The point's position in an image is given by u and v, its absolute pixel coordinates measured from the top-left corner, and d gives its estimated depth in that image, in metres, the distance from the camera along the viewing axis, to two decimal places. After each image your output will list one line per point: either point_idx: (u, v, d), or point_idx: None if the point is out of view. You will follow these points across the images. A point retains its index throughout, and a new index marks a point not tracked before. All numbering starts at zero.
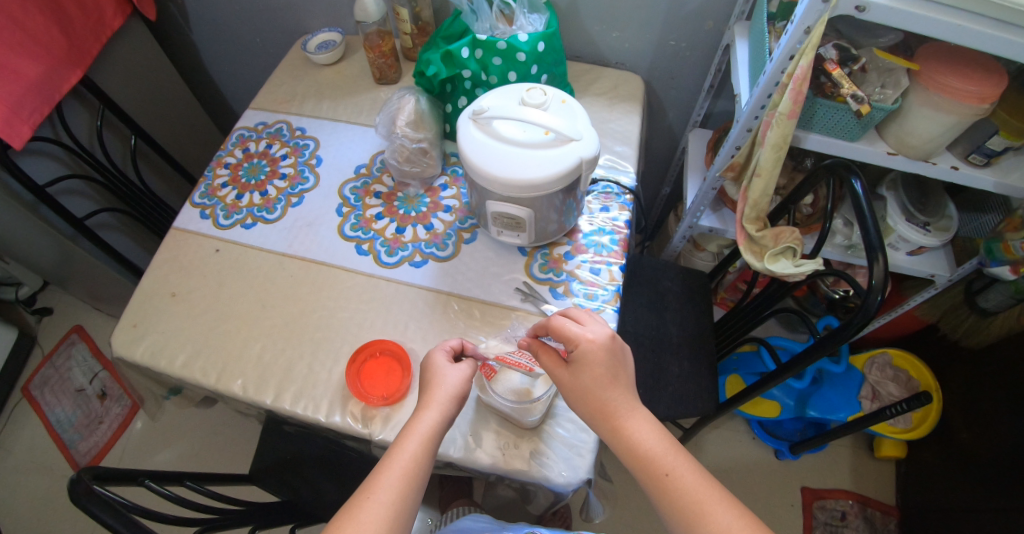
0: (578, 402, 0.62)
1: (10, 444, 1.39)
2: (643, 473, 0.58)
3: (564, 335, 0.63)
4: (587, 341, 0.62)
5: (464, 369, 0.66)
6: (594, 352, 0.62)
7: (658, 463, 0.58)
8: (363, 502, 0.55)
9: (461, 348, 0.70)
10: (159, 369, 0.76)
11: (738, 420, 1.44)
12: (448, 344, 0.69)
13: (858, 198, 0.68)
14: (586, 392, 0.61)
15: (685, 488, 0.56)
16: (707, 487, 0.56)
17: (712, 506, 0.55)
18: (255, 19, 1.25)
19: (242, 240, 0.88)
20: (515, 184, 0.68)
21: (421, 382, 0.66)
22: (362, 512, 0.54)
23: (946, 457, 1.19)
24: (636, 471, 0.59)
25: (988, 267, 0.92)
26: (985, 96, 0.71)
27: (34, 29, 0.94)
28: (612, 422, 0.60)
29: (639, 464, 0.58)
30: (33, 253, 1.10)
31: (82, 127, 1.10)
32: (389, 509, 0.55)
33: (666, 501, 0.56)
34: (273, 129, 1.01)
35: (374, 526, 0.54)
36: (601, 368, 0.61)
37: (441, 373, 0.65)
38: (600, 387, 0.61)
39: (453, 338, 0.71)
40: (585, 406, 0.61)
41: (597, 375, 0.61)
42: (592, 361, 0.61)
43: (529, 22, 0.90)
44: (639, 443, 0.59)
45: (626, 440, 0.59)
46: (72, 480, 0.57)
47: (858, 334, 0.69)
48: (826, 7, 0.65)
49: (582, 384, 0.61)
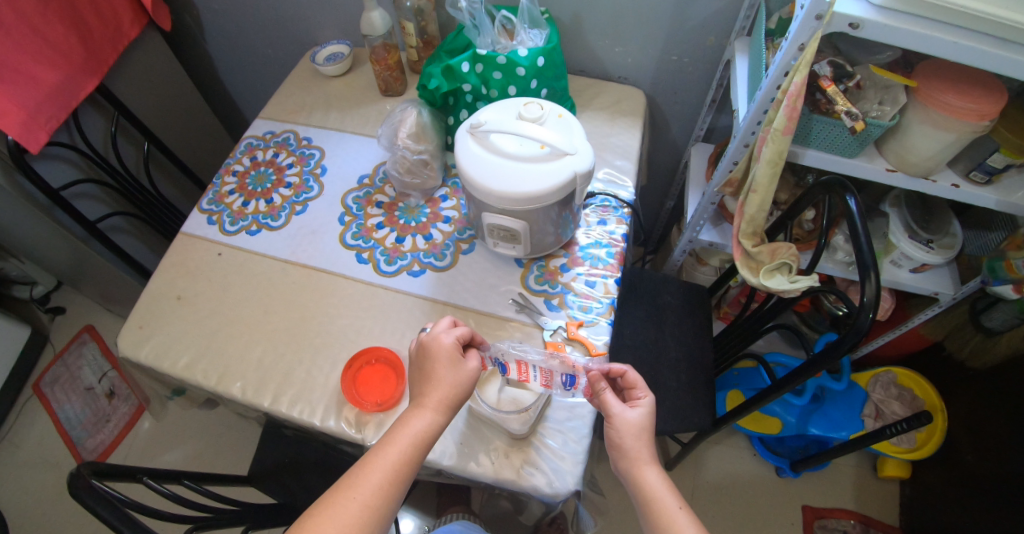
0: (611, 439, 0.64)
1: (21, 439, 1.42)
2: (652, 516, 0.59)
3: (631, 381, 0.67)
4: (643, 394, 0.66)
5: (462, 367, 0.64)
6: (645, 408, 0.65)
7: (668, 512, 0.59)
8: (346, 499, 0.56)
9: (471, 338, 0.68)
10: (162, 370, 0.78)
11: (740, 437, 1.43)
12: (460, 331, 0.67)
13: (852, 216, 0.69)
14: (630, 432, 0.63)
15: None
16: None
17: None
18: (267, 30, 1.28)
19: (247, 247, 0.90)
20: (510, 197, 0.70)
21: (422, 370, 0.65)
22: (344, 509, 0.55)
23: (951, 479, 1.17)
24: (643, 517, 0.60)
25: (991, 286, 0.91)
26: (984, 113, 0.71)
27: (54, 39, 0.98)
28: (636, 463, 0.62)
29: (646, 509, 0.60)
30: (48, 254, 1.13)
31: (98, 133, 1.13)
32: (368, 510, 0.55)
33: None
34: (280, 138, 1.03)
35: (353, 524, 0.54)
36: (646, 418, 0.64)
37: (442, 369, 0.64)
38: (642, 432, 0.63)
39: (465, 327, 0.68)
40: (620, 445, 0.63)
41: (642, 422, 0.63)
42: (644, 409, 0.64)
43: (530, 37, 0.91)
44: (655, 489, 0.60)
45: (643, 485, 0.61)
46: (72, 474, 0.59)
47: (851, 352, 0.69)
48: (819, 24, 0.65)
49: (640, 423, 0.63)
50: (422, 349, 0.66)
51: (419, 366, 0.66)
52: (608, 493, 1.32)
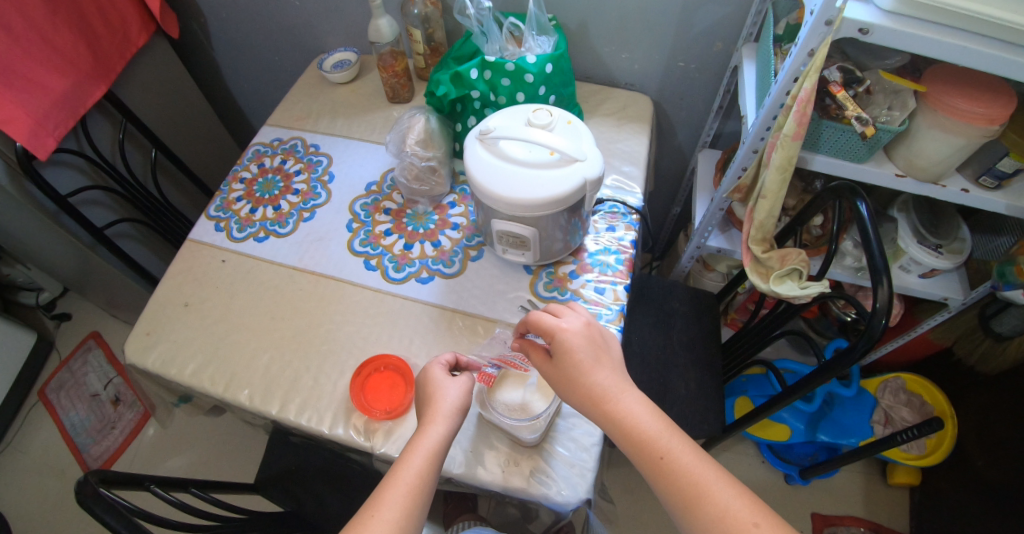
0: (568, 393, 0.62)
1: (25, 446, 1.42)
2: (638, 456, 0.57)
3: (542, 327, 0.64)
4: (563, 331, 0.63)
5: (460, 383, 0.66)
6: (573, 339, 0.62)
7: (653, 445, 0.56)
8: (367, 520, 0.54)
9: (456, 362, 0.71)
10: (169, 377, 0.78)
11: (747, 443, 1.42)
12: (444, 358, 0.70)
13: (863, 222, 0.68)
14: (571, 381, 0.61)
15: (682, 469, 0.55)
16: (705, 468, 0.55)
17: (711, 487, 0.54)
18: (273, 37, 1.29)
19: (254, 253, 0.90)
20: (520, 204, 0.69)
21: (421, 398, 0.66)
22: (367, 530, 0.54)
23: (962, 486, 1.16)
24: (633, 456, 0.58)
25: (1002, 291, 0.90)
26: (993, 117, 0.70)
27: (62, 46, 0.98)
28: (604, 410, 0.59)
29: (637, 449, 0.57)
30: (54, 260, 1.13)
31: (105, 139, 1.14)
32: (394, 526, 0.54)
33: (663, 483, 0.55)
34: (287, 145, 1.03)
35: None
36: (581, 353, 0.62)
37: (442, 387, 0.65)
38: (581, 371, 0.61)
39: (448, 353, 0.72)
40: (574, 395, 0.61)
41: (576, 361, 0.61)
42: (572, 350, 0.62)
43: (538, 44, 0.92)
44: (633, 423, 0.58)
45: (623, 425, 0.58)
46: (79, 482, 0.58)
47: (865, 356, 0.68)
48: (829, 30, 0.65)
49: (576, 363, 0.61)
50: (416, 384, 0.69)
51: (417, 395, 0.68)
52: (615, 500, 1.31)
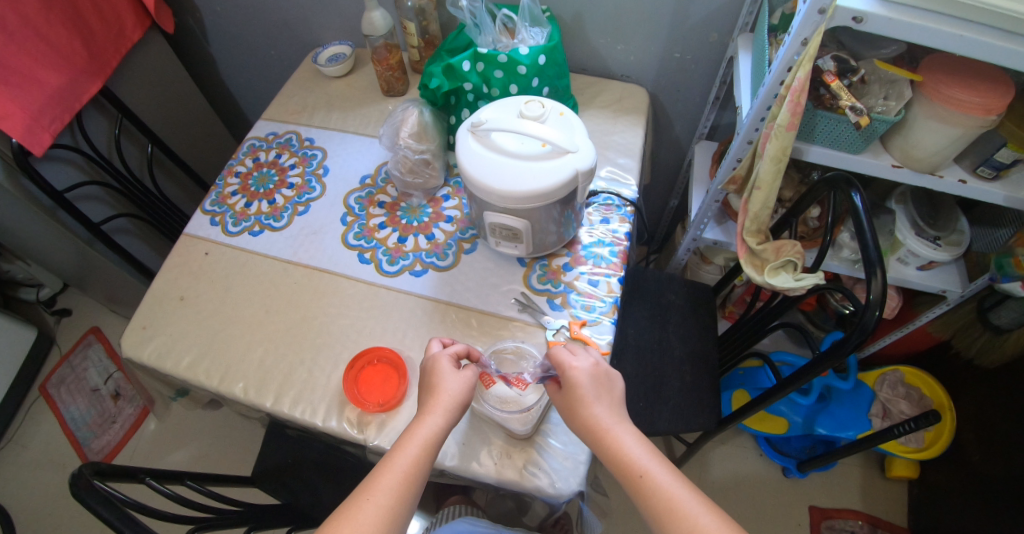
0: (570, 422, 0.63)
1: (27, 440, 1.43)
2: (622, 476, 0.58)
3: (557, 362, 0.65)
4: (572, 370, 0.63)
5: (466, 378, 0.65)
6: (580, 377, 0.63)
7: (633, 465, 0.57)
8: (361, 503, 0.55)
9: (467, 354, 0.69)
10: (164, 370, 0.78)
11: (745, 437, 1.42)
12: (453, 348, 0.68)
13: (858, 213, 0.67)
14: (572, 411, 0.62)
15: (658, 488, 0.55)
16: (683, 489, 0.55)
17: (685, 506, 0.54)
18: (269, 31, 1.28)
19: (249, 247, 0.90)
20: (512, 196, 0.69)
21: (423, 386, 0.66)
22: (359, 512, 0.54)
23: (960, 480, 1.16)
24: (619, 477, 0.59)
25: (1000, 283, 0.89)
26: (990, 107, 0.69)
27: (56, 41, 0.98)
28: (596, 435, 0.60)
29: (621, 471, 0.58)
30: (52, 256, 1.14)
31: (101, 134, 1.14)
32: (387, 513, 0.55)
33: (641, 502, 0.56)
34: (283, 139, 1.03)
35: (370, 529, 0.53)
36: (584, 388, 0.62)
37: (445, 379, 0.64)
38: (581, 404, 0.62)
39: (458, 344, 0.69)
40: (574, 423, 0.62)
41: (578, 395, 0.62)
42: (577, 386, 0.62)
43: (530, 35, 0.91)
44: (618, 447, 0.59)
45: (611, 449, 0.59)
46: (73, 474, 0.59)
47: (857, 350, 0.68)
48: (822, 18, 0.65)
49: (577, 394, 0.62)
50: (422, 370, 0.68)
51: (421, 382, 0.67)
52: (612, 494, 1.32)
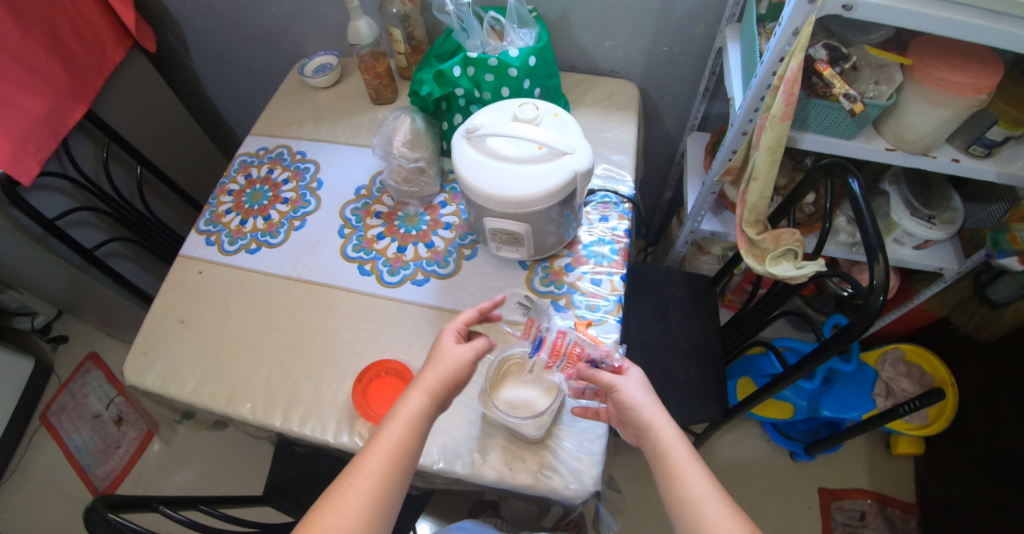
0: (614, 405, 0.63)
1: (30, 470, 1.41)
2: (657, 465, 0.59)
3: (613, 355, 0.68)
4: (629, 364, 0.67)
5: (462, 353, 0.63)
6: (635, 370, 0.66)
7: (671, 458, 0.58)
8: (344, 488, 0.55)
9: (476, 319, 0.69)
10: (169, 395, 0.78)
11: (751, 423, 1.43)
12: (458, 324, 0.68)
13: (856, 198, 0.67)
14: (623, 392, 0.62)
15: (688, 483, 0.56)
16: (711, 486, 0.56)
17: (709, 502, 0.55)
18: (252, 45, 1.27)
19: (246, 265, 0.89)
20: (509, 200, 0.69)
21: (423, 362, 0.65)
22: (343, 498, 0.54)
23: (965, 453, 1.17)
24: (653, 466, 0.59)
25: (996, 259, 0.90)
26: (981, 87, 0.70)
27: (37, 66, 0.97)
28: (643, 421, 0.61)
29: (656, 459, 0.59)
30: (45, 284, 1.12)
31: (88, 159, 1.12)
32: (370, 497, 0.55)
33: (670, 494, 0.57)
34: (273, 154, 1.02)
35: (353, 511, 0.54)
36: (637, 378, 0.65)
37: (435, 357, 0.64)
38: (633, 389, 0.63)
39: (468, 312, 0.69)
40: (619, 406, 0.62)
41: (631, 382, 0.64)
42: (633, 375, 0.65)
43: (519, 37, 0.91)
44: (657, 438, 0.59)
45: (652, 437, 0.60)
46: (87, 509, 0.58)
47: (864, 334, 0.68)
48: (812, 8, 0.64)
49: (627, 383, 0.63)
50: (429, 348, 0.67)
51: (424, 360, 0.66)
52: (622, 488, 1.32)
